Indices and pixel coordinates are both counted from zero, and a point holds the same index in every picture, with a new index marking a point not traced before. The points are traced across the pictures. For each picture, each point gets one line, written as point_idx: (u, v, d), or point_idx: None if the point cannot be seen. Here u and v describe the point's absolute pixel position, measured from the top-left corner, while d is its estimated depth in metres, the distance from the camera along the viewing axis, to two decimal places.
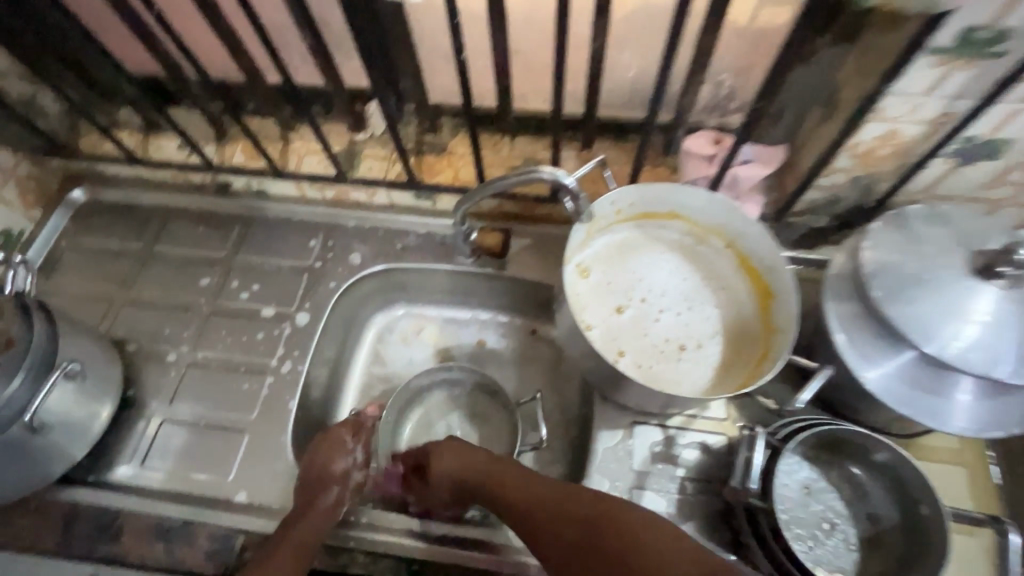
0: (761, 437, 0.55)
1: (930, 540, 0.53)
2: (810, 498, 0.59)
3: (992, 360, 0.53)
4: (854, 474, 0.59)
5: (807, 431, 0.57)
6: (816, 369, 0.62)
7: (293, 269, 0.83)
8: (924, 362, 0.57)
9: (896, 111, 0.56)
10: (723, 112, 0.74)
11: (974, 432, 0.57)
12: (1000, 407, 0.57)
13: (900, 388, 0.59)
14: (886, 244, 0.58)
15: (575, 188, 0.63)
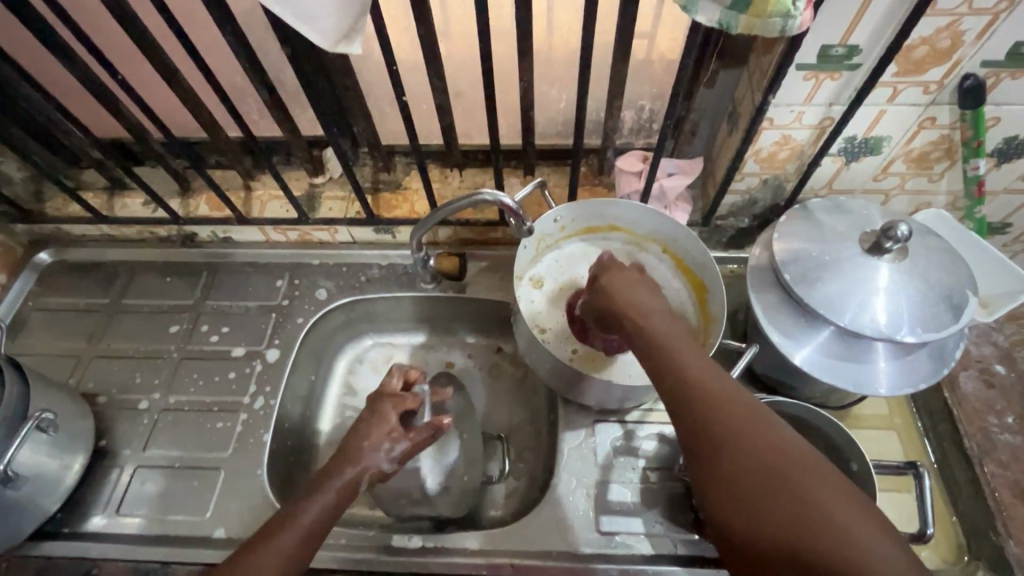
0: None
1: (861, 493, 0.61)
2: None
3: (892, 324, 0.60)
4: None
5: None
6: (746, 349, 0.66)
7: (261, 309, 0.86)
8: (839, 334, 0.64)
9: (784, 120, 0.65)
10: (646, 133, 0.83)
11: (891, 392, 0.64)
12: (909, 369, 0.64)
13: (825, 360, 0.65)
14: (793, 234, 0.66)
15: (517, 206, 0.68)
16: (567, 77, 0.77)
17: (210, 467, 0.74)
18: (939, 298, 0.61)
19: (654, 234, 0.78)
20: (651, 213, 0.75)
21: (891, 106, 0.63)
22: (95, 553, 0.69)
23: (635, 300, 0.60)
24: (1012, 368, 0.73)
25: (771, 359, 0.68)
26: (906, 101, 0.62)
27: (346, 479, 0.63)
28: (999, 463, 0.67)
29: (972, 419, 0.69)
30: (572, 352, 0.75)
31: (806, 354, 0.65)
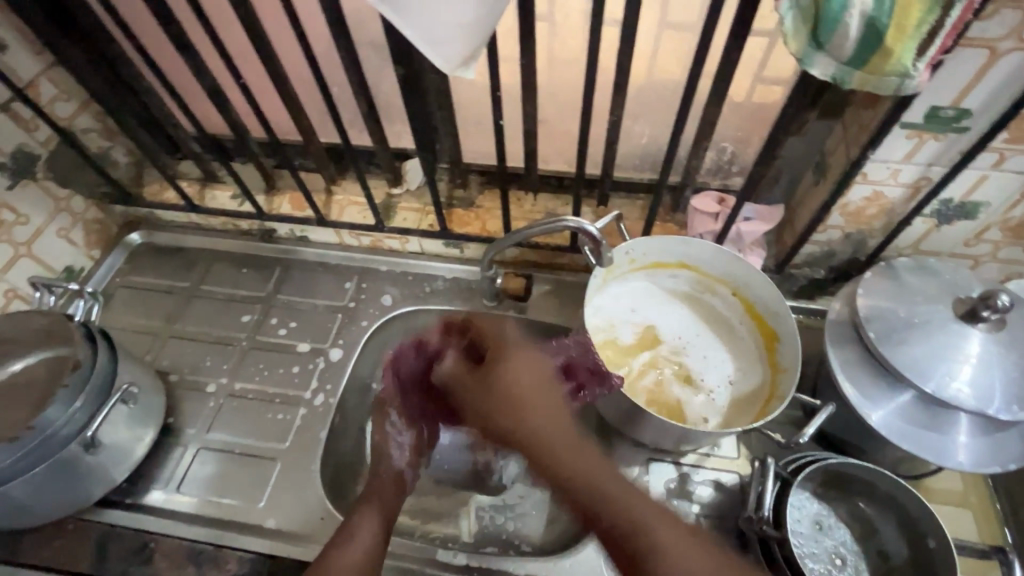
0: (771, 469, 0.59)
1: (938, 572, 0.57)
2: (823, 534, 0.63)
3: (983, 397, 0.57)
4: (861, 509, 0.64)
5: (815, 464, 0.62)
6: (821, 405, 0.64)
7: (328, 308, 0.89)
8: (922, 400, 0.61)
9: (879, 176, 0.64)
10: (724, 175, 0.83)
11: (974, 469, 0.60)
12: (994, 446, 0.61)
13: (903, 425, 0.62)
14: (878, 291, 0.64)
15: (597, 235, 0.68)
16: (652, 114, 0.79)
17: (267, 457, 0.76)
18: None
19: (726, 277, 0.77)
20: (726, 255, 0.74)
21: (995, 172, 0.61)
22: (152, 527, 0.71)
23: (511, 392, 0.61)
24: None
25: (845, 418, 0.66)
26: (1013, 169, 0.60)
27: (392, 490, 0.69)
28: None
29: None
30: (637, 390, 0.74)
31: (884, 417, 0.62)
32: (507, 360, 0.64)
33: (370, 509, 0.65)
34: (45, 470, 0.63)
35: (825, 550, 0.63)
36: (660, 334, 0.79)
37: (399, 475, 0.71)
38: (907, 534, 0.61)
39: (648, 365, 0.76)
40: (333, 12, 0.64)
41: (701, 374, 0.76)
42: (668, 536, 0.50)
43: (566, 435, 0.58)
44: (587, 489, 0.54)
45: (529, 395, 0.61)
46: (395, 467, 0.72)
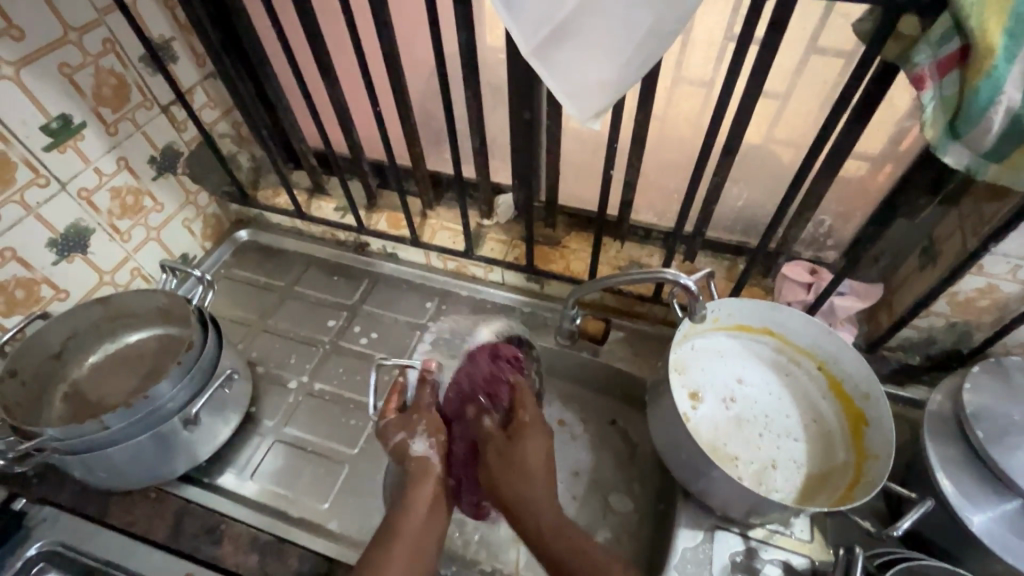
0: (860, 561, 0.56)
1: None
2: None
3: None
4: None
5: (905, 564, 0.58)
6: (915, 499, 0.61)
7: (408, 325, 0.93)
8: None
9: (996, 269, 0.62)
10: (819, 247, 0.83)
11: None
12: None
13: (1007, 535, 0.58)
14: (985, 388, 0.61)
15: (694, 290, 0.69)
16: (752, 180, 0.80)
17: (335, 458, 0.79)
18: None
19: (814, 349, 0.76)
20: (816, 327, 0.73)
21: None
22: (223, 509, 0.74)
23: (514, 485, 0.63)
24: None
25: (938, 518, 0.62)
26: None
27: (432, 490, 0.66)
28: None
29: None
30: (712, 449, 0.72)
31: (987, 523, 0.58)
32: (518, 459, 0.64)
33: (415, 510, 0.64)
34: (147, 439, 0.68)
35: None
36: (739, 396, 0.77)
37: (434, 470, 0.67)
38: None
39: (726, 436, 0.73)
40: (469, 56, 0.70)
41: (779, 445, 0.74)
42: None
43: (556, 527, 0.61)
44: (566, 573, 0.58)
45: (530, 484, 0.63)
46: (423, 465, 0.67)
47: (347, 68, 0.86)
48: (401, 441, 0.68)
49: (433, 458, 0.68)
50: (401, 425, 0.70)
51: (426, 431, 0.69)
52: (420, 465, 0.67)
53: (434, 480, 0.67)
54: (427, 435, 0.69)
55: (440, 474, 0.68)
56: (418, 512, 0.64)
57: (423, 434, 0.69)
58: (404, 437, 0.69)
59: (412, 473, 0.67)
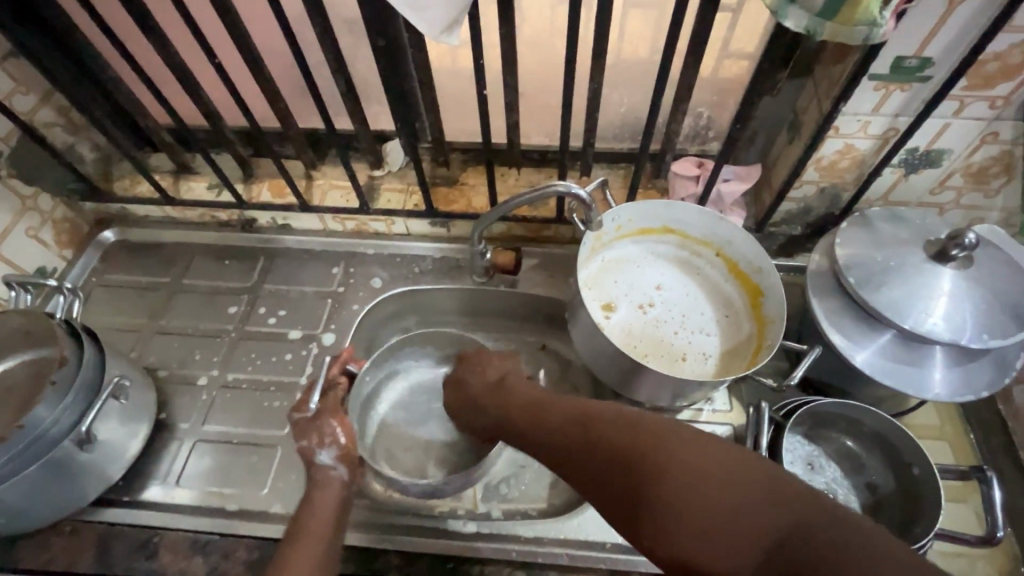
0: (766, 414, 0.62)
1: (921, 497, 0.61)
2: (814, 473, 0.66)
3: (956, 330, 0.61)
4: (848, 446, 0.67)
5: (804, 407, 0.64)
6: (806, 349, 0.67)
7: (317, 294, 0.88)
8: (900, 338, 0.65)
9: (850, 129, 0.67)
10: (702, 140, 0.85)
11: (949, 397, 0.64)
12: (967, 376, 0.64)
13: (884, 362, 0.65)
14: (854, 240, 0.67)
15: (588, 199, 0.70)
16: (630, 84, 0.80)
17: (264, 446, 0.76)
18: (1004, 307, 0.62)
19: (709, 238, 0.81)
20: (712, 219, 0.77)
21: (956, 120, 0.65)
22: (154, 522, 0.70)
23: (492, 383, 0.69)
24: None
25: (830, 363, 0.69)
26: (972, 115, 0.64)
27: (340, 495, 0.63)
28: None
29: None
30: (630, 348, 0.77)
31: (868, 357, 0.66)
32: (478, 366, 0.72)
33: (318, 521, 0.60)
34: (35, 473, 0.61)
35: (819, 488, 0.66)
36: (649, 297, 0.82)
37: (339, 478, 0.65)
38: (892, 465, 0.65)
39: (639, 336, 0.78)
40: None
41: (691, 334, 0.79)
42: (660, 438, 0.49)
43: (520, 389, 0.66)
44: (582, 435, 0.53)
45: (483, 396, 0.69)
46: (331, 472, 0.65)
47: (174, 22, 0.76)
48: (307, 449, 0.65)
49: (342, 472, 0.65)
50: (305, 430, 0.66)
51: (338, 442, 0.66)
52: (323, 477, 0.65)
53: (337, 487, 0.64)
54: (338, 447, 0.66)
55: (345, 480, 0.65)
56: (325, 515, 0.61)
57: (333, 447, 0.66)
58: (310, 446, 0.65)
59: (315, 481, 0.64)
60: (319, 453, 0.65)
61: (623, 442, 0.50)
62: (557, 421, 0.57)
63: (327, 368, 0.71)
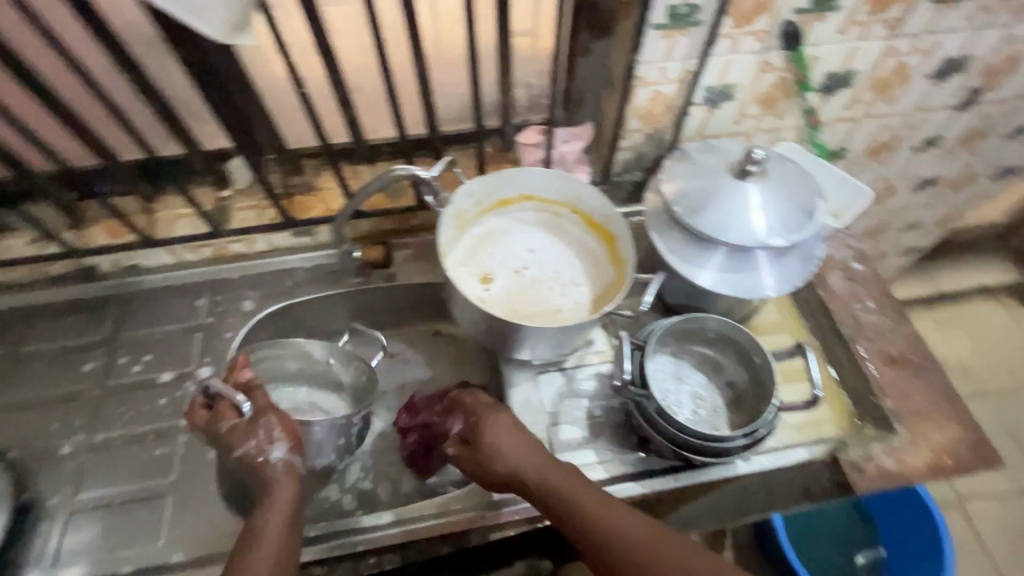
0: (626, 341, 0.67)
1: (763, 381, 0.71)
2: (681, 383, 0.74)
3: (763, 233, 0.71)
4: (706, 353, 0.76)
5: (659, 327, 0.71)
6: (652, 277, 0.74)
7: (184, 331, 0.83)
8: (725, 251, 0.74)
9: (652, 77, 0.74)
10: (540, 108, 0.91)
11: (773, 292, 0.74)
12: (784, 271, 0.75)
13: (717, 274, 0.75)
14: (675, 174, 0.76)
15: (432, 176, 0.74)
16: None
17: (151, 499, 0.71)
18: (797, 206, 0.72)
19: (563, 198, 0.86)
20: (559, 178, 0.82)
21: (736, 56, 0.74)
22: None
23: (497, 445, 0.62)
24: (866, 264, 0.86)
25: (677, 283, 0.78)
26: (746, 50, 0.73)
27: (295, 493, 0.59)
28: (868, 339, 0.78)
29: (843, 308, 0.81)
30: (509, 311, 0.79)
31: (703, 272, 0.75)
32: (501, 436, 0.63)
33: (276, 522, 0.56)
34: None
35: (687, 395, 0.74)
36: (522, 262, 0.85)
37: (294, 470, 0.60)
38: (741, 361, 0.74)
39: (516, 301, 0.80)
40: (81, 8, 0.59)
41: (565, 288, 0.83)
42: (674, 552, 0.51)
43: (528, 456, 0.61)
44: (605, 536, 0.54)
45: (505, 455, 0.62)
46: (281, 467, 0.60)
47: None
48: (250, 451, 0.59)
49: (293, 463, 0.60)
50: (241, 432, 0.60)
51: (282, 433, 0.61)
52: (267, 477, 0.59)
53: (290, 482, 0.59)
54: (285, 439, 0.61)
55: (300, 472, 0.61)
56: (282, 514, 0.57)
57: (281, 439, 0.61)
58: (256, 445, 0.60)
59: (263, 482, 0.59)
60: (270, 451, 0.60)
61: (639, 548, 0.52)
62: (594, 536, 0.54)
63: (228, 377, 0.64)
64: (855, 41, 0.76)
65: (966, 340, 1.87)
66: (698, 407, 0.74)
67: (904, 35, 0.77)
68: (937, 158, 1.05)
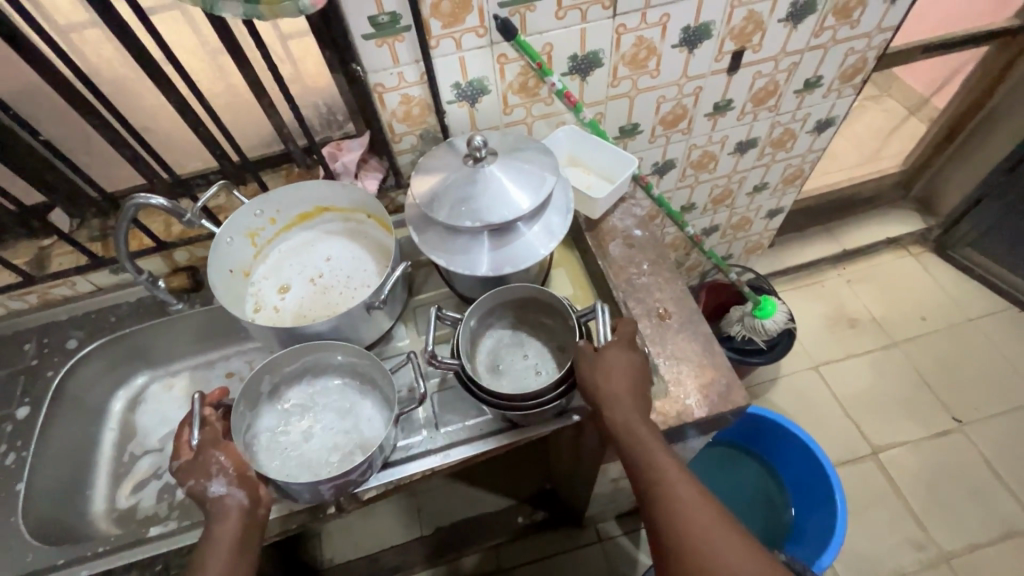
0: (433, 313, 0.74)
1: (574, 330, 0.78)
2: (521, 353, 0.82)
3: (490, 211, 0.73)
4: (543, 322, 0.84)
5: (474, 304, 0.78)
6: (398, 266, 0.78)
7: (9, 375, 0.89)
8: (467, 233, 0.77)
9: (392, 82, 0.80)
10: (336, 124, 0.97)
11: (517, 266, 0.77)
12: (528, 245, 0.78)
13: (464, 256, 0.77)
14: (423, 165, 0.79)
15: (170, 204, 0.76)
16: None
17: None
18: (526, 183, 0.75)
19: (352, 205, 0.91)
20: (337, 187, 0.87)
21: (465, 53, 0.79)
22: None
23: (611, 390, 0.67)
24: (646, 230, 0.90)
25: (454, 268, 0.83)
26: (471, 46, 0.78)
27: (240, 524, 0.63)
28: (638, 299, 0.82)
29: (620, 273, 0.85)
30: (298, 320, 0.85)
31: (450, 255, 0.78)
32: (602, 374, 0.67)
33: (217, 556, 0.61)
34: None
35: (528, 363, 0.81)
36: (320, 271, 0.91)
37: (239, 504, 0.64)
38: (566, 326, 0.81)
39: (307, 308, 0.87)
40: None
41: (357, 290, 0.87)
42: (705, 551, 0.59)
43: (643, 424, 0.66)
44: (674, 517, 0.61)
45: (628, 414, 0.66)
46: (226, 503, 0.63)
47: None
48: (195, 486, 0.63)
49: (241, 497, 0.64)
50: (190, 469, 0.65)
51: (225, 469, 0.65)
52: (220, 509, 0.63)
53: (236, 517, 0.63)
54: (227, 474, 0.65)
55: (247, 507, 0.64)
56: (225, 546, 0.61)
57: (223, 473, 0.64)
58: (201, 480, 0.64)
59: (211, 514, 0.63)
60: (212, 486, 0.64)
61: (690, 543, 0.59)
62: (673, 517, 0.61)
63: (198, 406, 0.69)
64: (580, 23, 0.80)
65: (877, 292, 1.88)
66: (537, 372, 0.80)
67: (629, 11, 0.80)
68: (737, 121, 1.09)
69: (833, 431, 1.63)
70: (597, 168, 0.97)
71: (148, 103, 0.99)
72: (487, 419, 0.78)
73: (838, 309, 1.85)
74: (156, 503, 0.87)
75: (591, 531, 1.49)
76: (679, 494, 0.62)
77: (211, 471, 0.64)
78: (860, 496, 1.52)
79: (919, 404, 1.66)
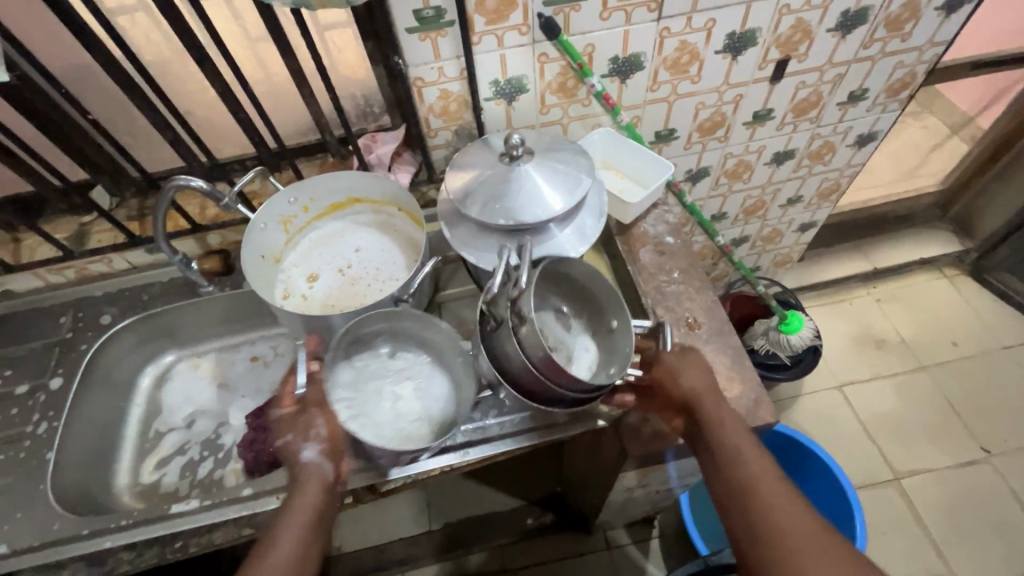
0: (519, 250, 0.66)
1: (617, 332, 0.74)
2: (547, 330, 0.76)
3: (524, 211, 0.73)
4: (564, 310, 0.79)
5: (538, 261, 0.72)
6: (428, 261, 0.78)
7: (44, 346, 0.91)
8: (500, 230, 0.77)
9: (432, 76, 0.80)
10: (372, 116, 0.98)
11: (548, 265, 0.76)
12: (561, 244, 0.77)
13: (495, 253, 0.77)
14: (459, 161, 0.79)
15: (209, 187, 0.76)
16: None
17: None
18: (562, 183, 0.75)
19: (384, 197, 0.91)
20: (371, 178, 0.87)
21: (506, 50, 0.78)
22: None
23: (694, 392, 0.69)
24: (678, 238, 0.89)
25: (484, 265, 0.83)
26: (513, 44, 0.78)
27: (323, 495, 0.65)
28: (666, 308, 0.81)
29: (649, 280, 0.84)
30: (326, 308, 0.86)
31: (480, 253, 0.77)
32: (688, 375, 0.70)
33: (296, 520, 0.63)
34: None
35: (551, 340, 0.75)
36: (349, 261, 0.91)
37: (327, 476, 0.66)
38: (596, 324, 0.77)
39: (335, 297, 0.87)
40: None
41: (384, 281, 0.88)
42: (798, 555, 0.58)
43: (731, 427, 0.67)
44: (764, 520, 0.61)
45: (714, 416, 0.68)
46: (314, 469, 0.66)
47: None
48: (291, 444, 0.66)
49: (327, 468, 0.66)
50: (290, 424, 0.68)
51: (321, 436, 0.67)
52: (307, 473, 0.65)
53: (321, 487, 0.65)
54: (322, 442, 0.67)
55: (331, 480, 0.66)
56: (304, 514, 0.63)
57: (317, 441, 0.67)
58: (296, 441, 0.67)
59: (297, 478, 0.65)
60: (305, 450, 0.66)
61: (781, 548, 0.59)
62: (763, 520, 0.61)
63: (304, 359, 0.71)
64: (625, 25, 0.79)
65: (907, 313, 1.82)
66: (559, 352, 0.74)
67: (675, 15, 0.79)
68: (776, 131, 1.07)
69: (854, 453, 1.59)
70: (633, 174, 0.95)
71: (190, 88, 1.00)
72: (510, 419, 0.77)
73: (866, 329, 1.81)
74: (178, 479, 0.89)
75: (599, 537, 1.48)
76: (769, 497, 0.62)
77: (308, 436, 0.67)
78: (878, 522, 1.48)
79: (946, 430, 1.61)
